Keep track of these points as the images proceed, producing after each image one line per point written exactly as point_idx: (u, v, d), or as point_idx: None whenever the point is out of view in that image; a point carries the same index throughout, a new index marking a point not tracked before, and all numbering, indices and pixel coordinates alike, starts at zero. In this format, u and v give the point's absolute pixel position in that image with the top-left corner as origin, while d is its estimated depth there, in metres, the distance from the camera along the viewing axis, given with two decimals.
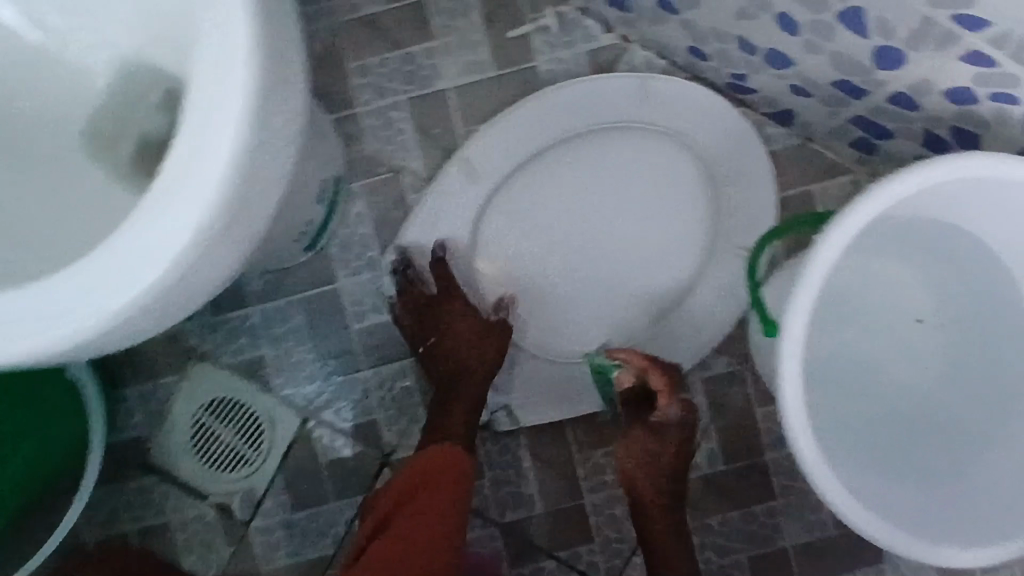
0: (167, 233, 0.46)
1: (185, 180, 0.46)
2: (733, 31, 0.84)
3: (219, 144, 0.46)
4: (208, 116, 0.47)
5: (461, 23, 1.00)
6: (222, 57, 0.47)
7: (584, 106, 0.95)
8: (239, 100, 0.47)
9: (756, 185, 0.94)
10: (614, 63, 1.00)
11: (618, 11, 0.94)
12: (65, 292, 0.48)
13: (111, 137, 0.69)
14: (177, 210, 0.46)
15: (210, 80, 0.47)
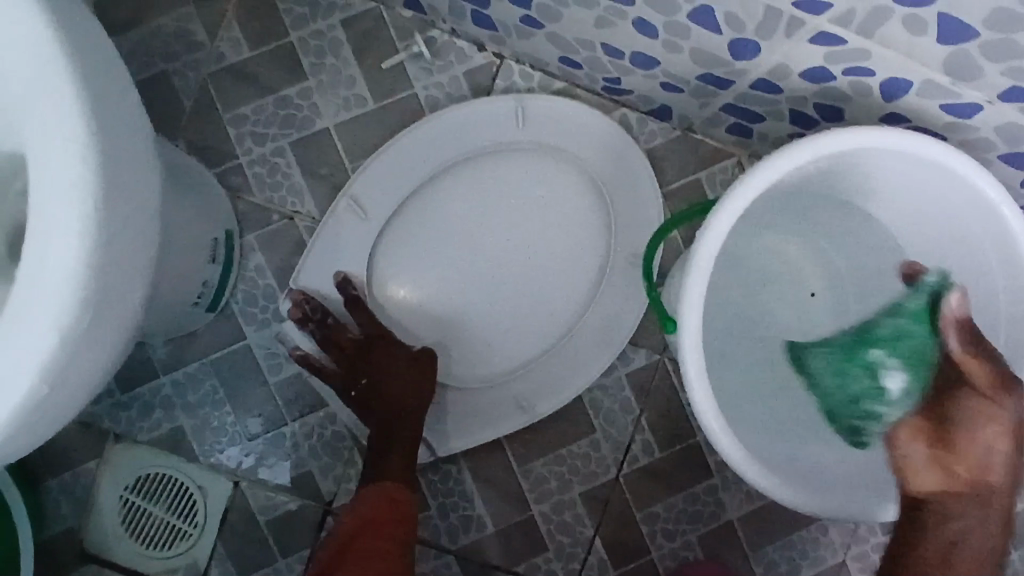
0: (27, 345, 0.46)
1: (34, 289, 0.47)
2: (598, 38, 0.86)
3: (62, 235, 0.47)
4: (53, 227, 0.47)
5: (332, 60, 0.99)
6: (51, 148, 0.48)
7: (462, 135, 0.95)
8: (75, 183, 0.47)
9: (639, 189, 0.95)
10: (491, 80, 1.01)
11: (486, 30, 0.96)
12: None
13: None
14: (32, 318, 0.46)
15: (45, 173, 0.48)
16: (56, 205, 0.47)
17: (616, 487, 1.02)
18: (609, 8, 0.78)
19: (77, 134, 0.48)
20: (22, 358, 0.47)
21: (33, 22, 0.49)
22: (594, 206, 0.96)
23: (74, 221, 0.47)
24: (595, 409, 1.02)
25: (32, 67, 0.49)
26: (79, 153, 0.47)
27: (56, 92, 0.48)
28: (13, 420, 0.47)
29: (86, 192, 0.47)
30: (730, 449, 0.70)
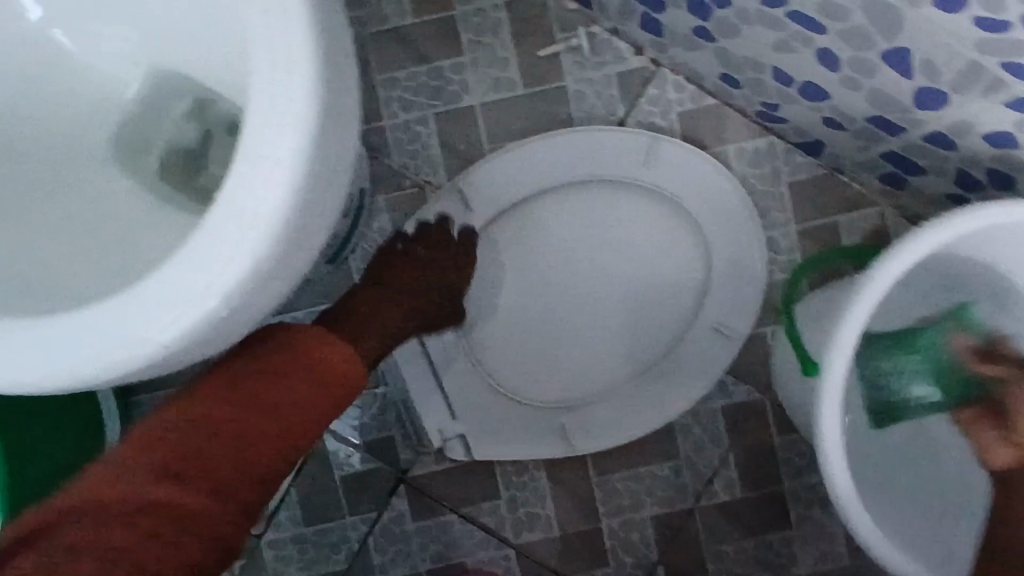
0: (206, 281, 0.46)
1: (224, 228, 0.46)
2: (770, 61, 0.84)
3: (268, 183, 0.46)
4: (255, 170, 0.46)
5: (490, 39, 0.99)
6: (275, 81, 0.46)
7: (585, 157, 0.96)
8: (297, 126, 0.46)
9: (746, 243, 0.95)
10: (643, 86, 0.99)
11: (650, 34, 0.94)
12: (101, 322, 0.47)
13: (140, 145, 0.78)
14: (216, 257, 0.46)
15: (266, 103, 0.46)
16: (271, 143, 0.46)
17: (689, 517, 0.99)
18: (794, 34, 0.76)
19: (308, 76, 0.47)
20: (201, 287, 0.46)
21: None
22: (692, 258, 0.97)
23: (289, 167, 0.46)
24: (684, 434, 0.99)
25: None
26: (307, 95, 0.46)
27: (293, 28, 0.47)
28: (177, 343, 0.47)
29: (305, 140, 0.46)
30: (849, 506, 0.67)
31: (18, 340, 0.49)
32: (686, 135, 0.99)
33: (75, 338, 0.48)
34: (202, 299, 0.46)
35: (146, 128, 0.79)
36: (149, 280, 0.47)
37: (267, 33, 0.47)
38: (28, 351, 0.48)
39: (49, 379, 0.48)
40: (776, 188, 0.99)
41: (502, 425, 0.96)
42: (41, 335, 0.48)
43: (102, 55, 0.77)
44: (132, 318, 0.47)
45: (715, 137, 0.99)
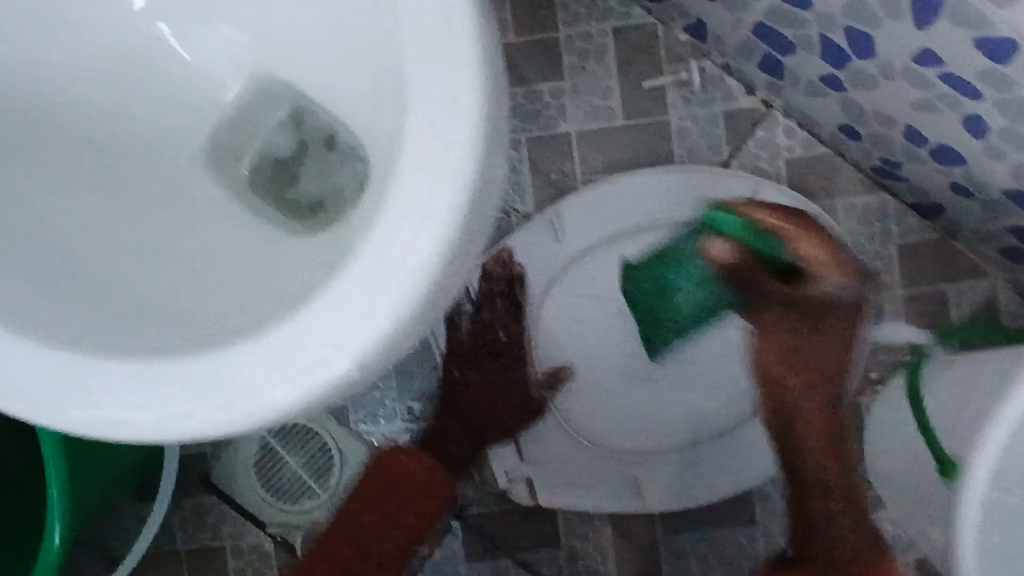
0: (348, 341, 0.45)
1: (368, 289, 0.45)
2: (904, 118, 0.78)
3: (416, 246, 0.45)
4: (404, 230, 0.45)
5: (594, 65, 0.94)
6: (437, 148, 0.45)
7: (682, 198, 0.91)
8: (453, 199, 0.45)
9: (850, 306, 0.89)
10: (752, 128, 0.94)
11: (769, 75, 0.89)
12: (224, 377, 0.47)
13: (233, 153, 0.74)
14: (359, 318, 0.45)
15: (423, 161, 0.45)
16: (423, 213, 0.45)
17: None
18: (941, 96, 0.70)
19: (466, 133, 0.45)
20: (331, 354, 0.45)
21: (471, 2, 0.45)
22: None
23: (438, 241, 0.45)
24: (761, 500, 0.93)
25: (440, 48, 0.45)
26: (468, 166, 0.45)
27: (463, 92, 0.45)
28: (311, 401, 0.46)
29: (458, 214, 0.45)
30: None
31: (138, 386, 0.48)
32: (793, 184, 0.94)
33: (195, 390, 0.47)
34: (329, 366, 0.46)
35: (239, 132, 0.74)
36: (277, 339, 0.47)
37: (432, 95, 0.45)
38: (149, 400, 0.48)
39: (169, 430, 0.48)
40: (884, 249, 0.93)
41: (575, 473, 0.92)
42: (162, 383, 0.48)
43: (202, 57, 0.73)
44: (257, 379, 0.46)
45: (824, 189, 0.93)
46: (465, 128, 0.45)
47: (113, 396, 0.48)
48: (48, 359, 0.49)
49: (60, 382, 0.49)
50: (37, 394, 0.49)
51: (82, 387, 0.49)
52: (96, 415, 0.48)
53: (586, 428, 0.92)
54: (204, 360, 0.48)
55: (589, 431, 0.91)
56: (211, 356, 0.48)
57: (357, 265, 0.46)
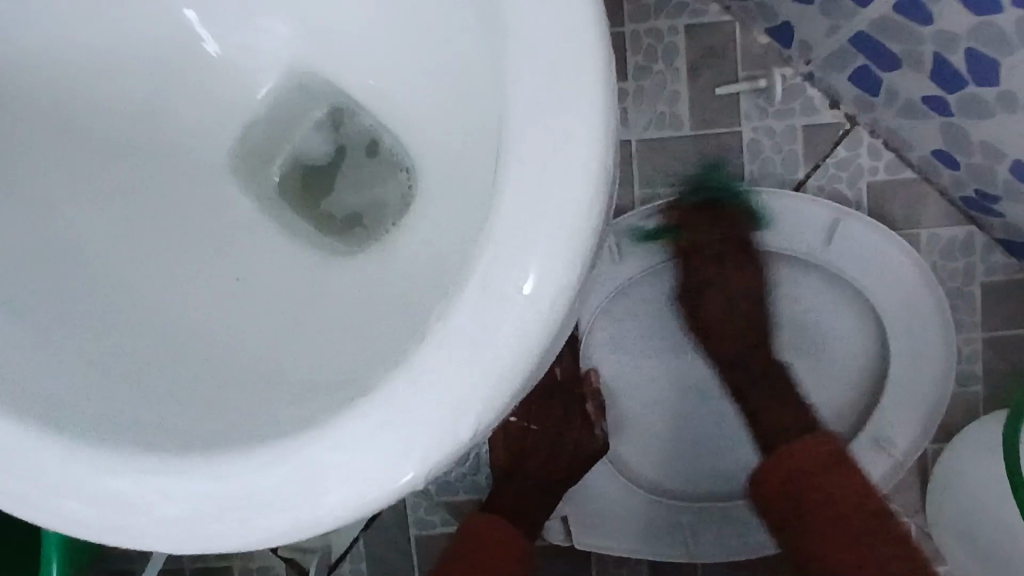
0: (421, 443, 0.40)
1: (447, 384, 0.40)
2: (1013, 153, 0.68)
3: (504, 336, 0.40)
4: (492, 318, 0.40)
5: (662, 66, 0.84)
6: (534, 239, 0.40)
7: (755, 224, 0.82)
8: (546, 301, 0.40)
9: (927, 350, 0.81)
10: (832, 145, 0.85)
11: (860, 89, 0.79)
12: (270, 480, 0.42)
13: (264, 155, 0.66)
14: (434, 417, 0.40)
15: (517, 238, 0.40)
16: (510, 313, 0.40)
17: None
18: None
19: (571, 208, 0.40)
20: (392, 464, 0.41)
21: (596, 76, 0.40)
22: (865, 354, 0.84)
23: (524, 346, 0.40)
24: None
25: (548, 126, 0.40)
26: (568, 264, 0.40)
27: (573, 178, 0.40)
28: (377, 505, 0.41)
29: (550, 318, 0.40)
30: None
31: (174, 483, 0.43)
32: (873, 210, 0.85)
33: (236, 494, 0.42)
34: (392, 476, 0.41)
35: (277, 140, 0.67)
36: (331, 442, 0.42)
37: (535, 179, 0.40)
38: (185, 501, 0.43)
39: (203, 538, 0.43)
40: (965, 287, 0.85)
41: (621, 514, 0.83)
42: (202, 481, 0.43)
43: (246, 50, 0.66)
44: (306, 486, 0.42)
45: (906, 217, 0.85)
46: (572, 201, 0.40)
47: (146, 494, 0.43)
48: (75, 446, 0.44)
49: (87, 476, 0.44)
50: (61, 489, 0.44)
51: (113, 482, 0.44)
52: (126, 516, 0.43)
53: (634, 465, 0.85)
54: (248, 456, 0.43)
55: (638, 467, 0.85)
56: (257, 454, 0.43)
57: (427, 366, 0.41)
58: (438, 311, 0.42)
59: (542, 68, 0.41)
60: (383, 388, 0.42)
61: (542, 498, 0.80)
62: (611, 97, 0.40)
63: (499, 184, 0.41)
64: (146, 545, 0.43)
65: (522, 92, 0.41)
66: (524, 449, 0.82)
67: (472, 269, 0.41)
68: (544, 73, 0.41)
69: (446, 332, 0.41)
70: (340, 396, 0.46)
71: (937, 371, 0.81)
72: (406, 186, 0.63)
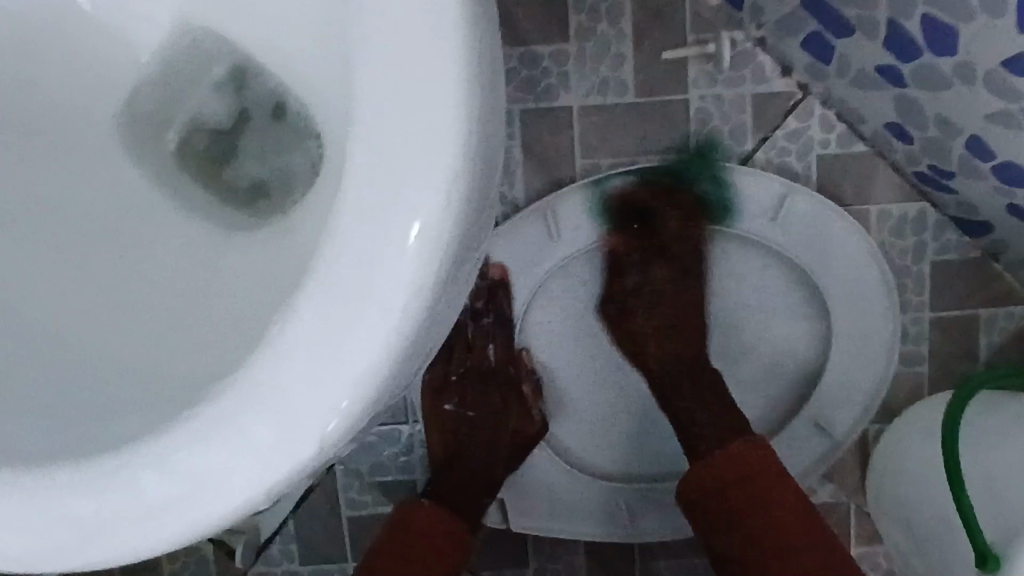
0: (290, 439, 0.38)
1: (311, 377, 0.38)
2: (969, 127, 0.64)
3: (369, 327, 0.37)
4: (354, 309, 0.37)
5: (606, 28, 0.79)
6: (388, 233, 0.36)
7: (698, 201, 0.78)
8: (402, 301, 0.36)
9: (872, 332, 0.79)
10: (782, 116, 0.80)
11: (814, 56, 0.75)
12: (125, 492, 0.41)
13: (157, 121, 0.62)
14: (299, 411, 0.38)
15: (375, 221, 0.36)
16: (365, 314, 0.37)
17: None
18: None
19: (433, 186, 0.36)
20: (248, 474, 0.39)
21: (452, 45, 0.35)
22: (811, 334, 0.81)
23: (382, 350, 0.37)
24: None
25: (402, 103, 0.36)
26: (425, 259, 0.36)
27: (429, 163, 0.36)
28: (253, 503, 0.40)
29: (408, 318, 0.37)
30: None
31: (26, 501, 0.42)
32: (823, 185, 0.82)
33: (92, 508, 0.41)
34: (263, 474, 0.39)
35: (169, 102, 0.62)
36: (185, 450, 0.40)
37: (387, 166, 0.36)
38: (39, 520, 0.41)
39: (60, 556, 0.41)
40: (915, 266, 0.82)
41: (561, 498, 0.81)
42: (53, 499, 0.41)
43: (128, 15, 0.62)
44: (160, 496, 0.40)
45: (857, 193, 0.81)
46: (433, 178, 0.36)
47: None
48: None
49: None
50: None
51: None
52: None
53: (578, 449, 0.82)
54: (102, 467, 0.41)
55: (581, 450, 0.82)
56: (110, 466, 0.41)
57: (279, 371, 0.38)
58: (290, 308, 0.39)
59: (392, 38, 0.36)
60: (238, 393, 0.39)
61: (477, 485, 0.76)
62: (472, 69, 0.36)
63: (351, 164, 0.37)
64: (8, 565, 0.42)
65: (372, 66, 0.37)
66: (459, 436, 0.77)
67: (322, 265, 0.37)
68: (397, 45, 0.36)
69: (297, 336, 0.38)
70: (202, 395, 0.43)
71: (881, 355, 0.79)
72: (315, 156, 0.59)
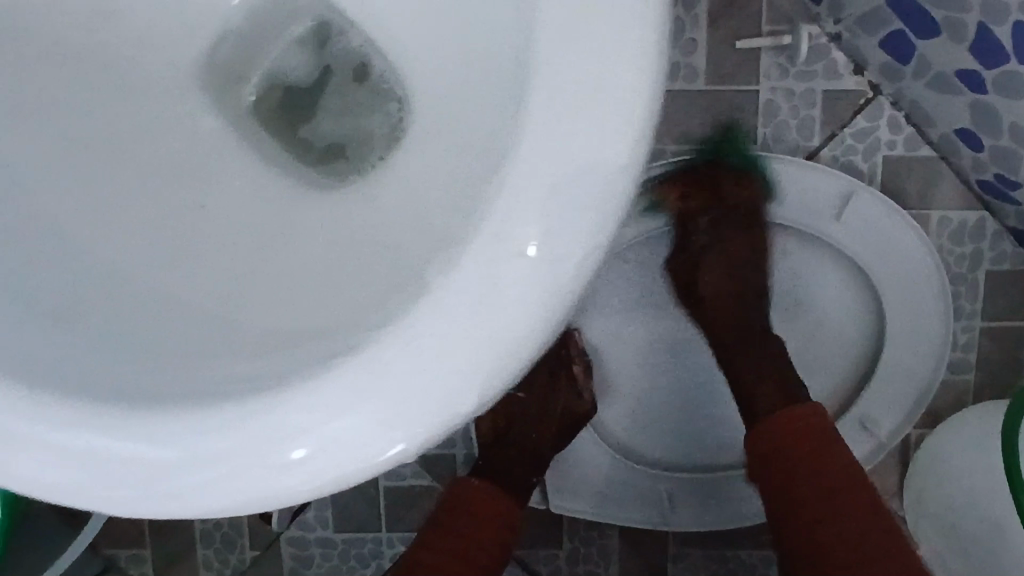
0: (420, 408, 0.36)
1: (455, 342, 0.36)
2: None
3: (521, 296, 0.35)
4: (512, 275, 0.35)
5: (681, 13, 0.78)
6: (558, 197, 0.34)
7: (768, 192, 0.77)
8: (564, 275, 0.35)
9: (923, 339, 0.79)
10: (851, 114, 0.80)
11: (891, 56, 0.74)
12: (230, 441, 0.38)
13: (237, 73, 0.61)
14: (436, 378, 0.36)
15: (545, 183, 0.34)
16: (523, 284, 0.35)
17: None
18: None
19: (611, 157, 0.34)
20: (374, 440, 0.37)
21: (649, 10, 0.33)
22: (863, 335, 0.81)
23: (536, 322, 0.35)
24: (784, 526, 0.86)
25: (591, 59, 0.34)
26: (592, 234, 0.35)
27: (608, 138, 0.34)
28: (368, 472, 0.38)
29: (568, 294, 0.35)
30: None
31: (122, 443, 0.39)
32: (886, 186, 0.82)
33: (188, 452, 0.39)
34: (385, 442, 0.37)
35: (249, 54, 0.61)
36: (306, 406, 0.38)
37: (566, 128, 0.34)
38: (126, 459, 0.39)
39: (157, 504, 0.39)
40: (970, 274, 0.82)
41: (605, 480, 0.82)
42: (148, 440, 0.39)
43: None
44: (275, 455, 0.38)
45: (920, 196, 0.81)
46: (612, 150, 0.34)
47: (81, 456, 0.39)
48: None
49: (14, 436, 0.40)
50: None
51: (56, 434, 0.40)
52: (58, 480, 0.40)
53: (625, 434, 0.83)
54: (213, 418, 0.39)
55: (628, 436, 0.83)
56: (222, 411, 0.39)
57: (422, 334, 0.36)
58: (438, 267, 0.37)
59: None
60: (374, 355, 0.37)
61: (524, 462, 0.76)
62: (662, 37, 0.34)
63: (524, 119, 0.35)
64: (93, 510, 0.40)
65: (558, 18, 0.34)
66: (507, 415, 0.78)
67: (480, 227, 0.35)
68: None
69: (445, 295, 0.36)
70: (316, 349, 0.41)
71: (930, 360, 0.79)
72: (395, 118, 0.57)
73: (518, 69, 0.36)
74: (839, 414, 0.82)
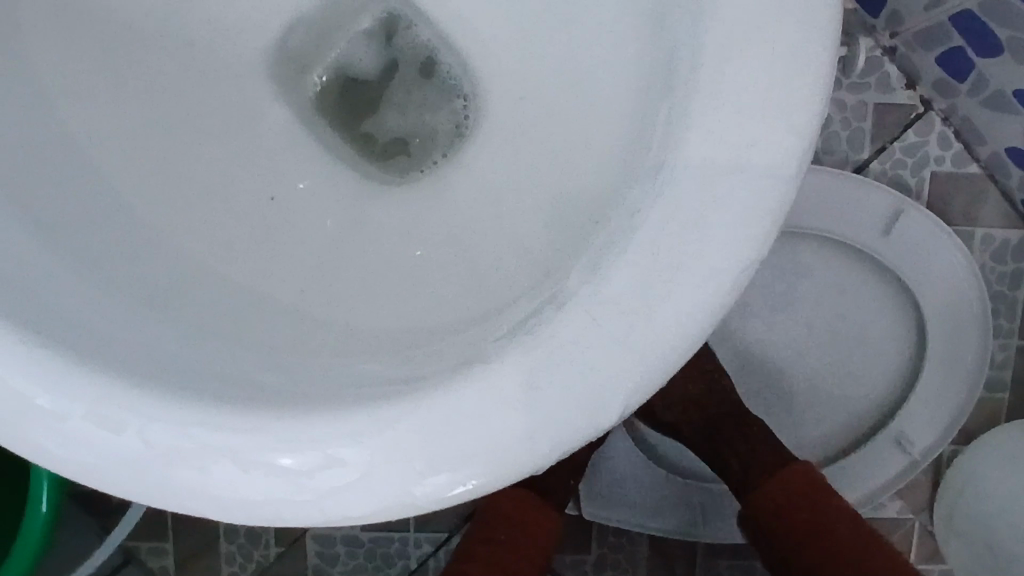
0: (556, 417, 0.36)
1: (601, 352, 0.35)
2: None
3: (677, 306, 0.35)
4: (670, 285, 0.35)
5: None
6: (720, 207, 0.34)
7: (822, 205, 0.77)
8: (716, 286, 0.35)
9: (966, 356, 0.78)
10: (901, 128, 0.80)
11: (946, 72, 0.74)
12: (348, 446, 0.37)
13: (305, 61, 0.59)
14: (576, 388, 0.36)
15: (708, 194, 0.35)
16: (673, 297, 0.35)
17: None
18: None
19: (774, 171, 0.34)
20: (502, 451, 0.36)
21: (813, 30, 0.34)
22: (903, 350, 0.81)
23: (682, 335, 0.35)
24: None
25: (763, 75, 0.34)
26: (746, 248, 0.35)
27: (774, 150, 0.34)
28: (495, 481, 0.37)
29: (712, 311, 0.35)
30: None
31: (225, 444, 0.38)
32: (932, 202, 0.81)
33: (304, 459, 0.37)
34: (517, 450, 0.36)
35: (319, 44, 0.60)
36: (436, 413, 0.37)
37: (735, 139, 0.34)
38: (228, 460, 0.38)
39: (267, 509, 0.38)
40: (1009, 292, 0.82)
41: (640, 488, 0.82)
42: (254, 440, 0.38)
43: None
44: (398, 462, 0.37)
45: (965, 214, 0.81)
46: (775, 164, 0.34)
47: (170, 455, 0.38)
48: (86, 389, 0.38)
49: (81, 434, 0.38)
50: (45, 433, 0.38)
51: (133, 425, 0.38)
52: (142, 477, 0.38)
53: (662, 441, 0.82)
54: (333, 421, 0.37)
55: (666, 443, 0.82)
56: (340, 415, 0.38)
57: (565, 342, 0.35)
58: (579, 276, 0.36)
59: (745, 11, 0.34)
60: (509, 364, 0.36)
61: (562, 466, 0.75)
62: (819, 52, 0.34)
63: (688, 128, 0.35)
64: (195, 512, 0.38)
65: (723, 31, 0.34)
66: None
67: (634, 235, 0.35)
68: (751, 13, 0.34)
69: (594, 305, 0.35)
70: (433, 352, 0.40)
71: (971, 378, 0.79)
72: (461, 116, 0.57)
73: (662, 79, 0.36)
74: (874, 430, 0.82)
